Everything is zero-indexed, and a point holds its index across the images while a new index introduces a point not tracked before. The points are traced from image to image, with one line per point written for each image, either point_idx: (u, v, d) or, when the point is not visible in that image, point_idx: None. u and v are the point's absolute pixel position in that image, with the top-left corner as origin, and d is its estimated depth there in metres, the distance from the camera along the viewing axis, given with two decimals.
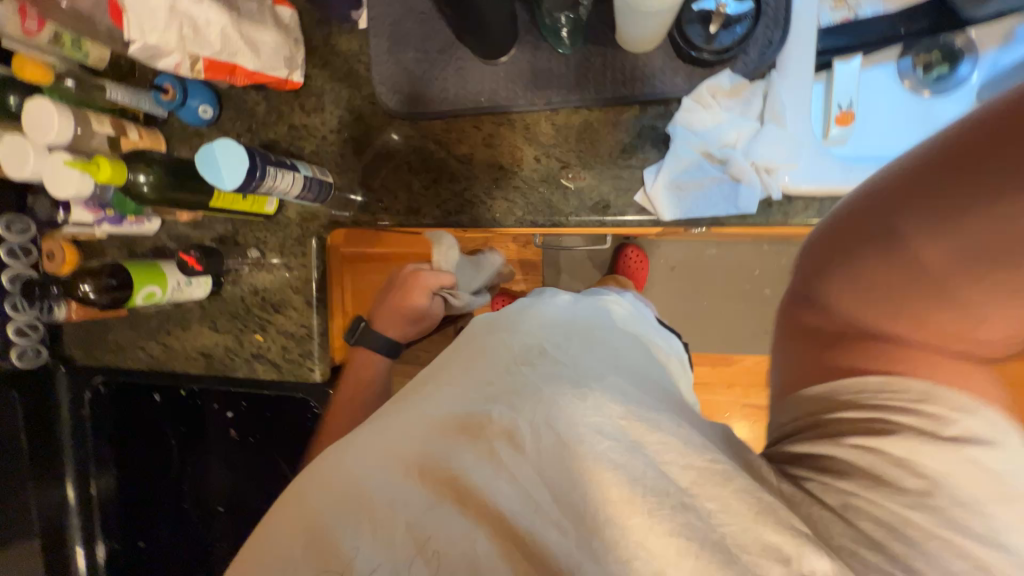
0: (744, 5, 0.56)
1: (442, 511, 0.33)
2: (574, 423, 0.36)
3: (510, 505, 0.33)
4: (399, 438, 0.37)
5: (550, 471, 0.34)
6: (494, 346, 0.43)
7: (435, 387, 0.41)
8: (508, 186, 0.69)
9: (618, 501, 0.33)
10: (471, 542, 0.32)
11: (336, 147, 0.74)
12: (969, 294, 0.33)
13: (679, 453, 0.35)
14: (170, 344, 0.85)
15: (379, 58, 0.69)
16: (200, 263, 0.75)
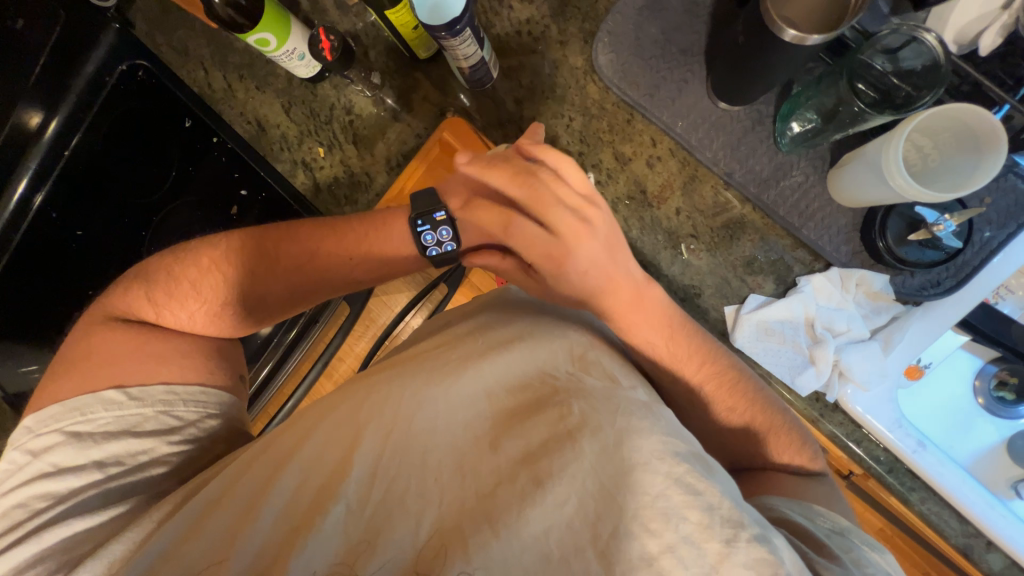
0: (951, 240, 0.56)
1: (516, 482, 0.38)
2: (652, 453, 0.39)
3: (591, 502, 0.37)
4: (464, 407, 0.43)
5: (631, 479, 0.38)
6: (557, 342, 0.48)
7: (500, 367, 0.45)
8: (635, 211, 0.65)
9: (698, 525, 0.36)
10: (560, 511, 0.37)
11: (522, 50, 0.68)
12: (701, 410, 0.56)
13: (728, 491, 0.39)
14: (235, 91, 0.78)
15: (622, 10, 0.64)
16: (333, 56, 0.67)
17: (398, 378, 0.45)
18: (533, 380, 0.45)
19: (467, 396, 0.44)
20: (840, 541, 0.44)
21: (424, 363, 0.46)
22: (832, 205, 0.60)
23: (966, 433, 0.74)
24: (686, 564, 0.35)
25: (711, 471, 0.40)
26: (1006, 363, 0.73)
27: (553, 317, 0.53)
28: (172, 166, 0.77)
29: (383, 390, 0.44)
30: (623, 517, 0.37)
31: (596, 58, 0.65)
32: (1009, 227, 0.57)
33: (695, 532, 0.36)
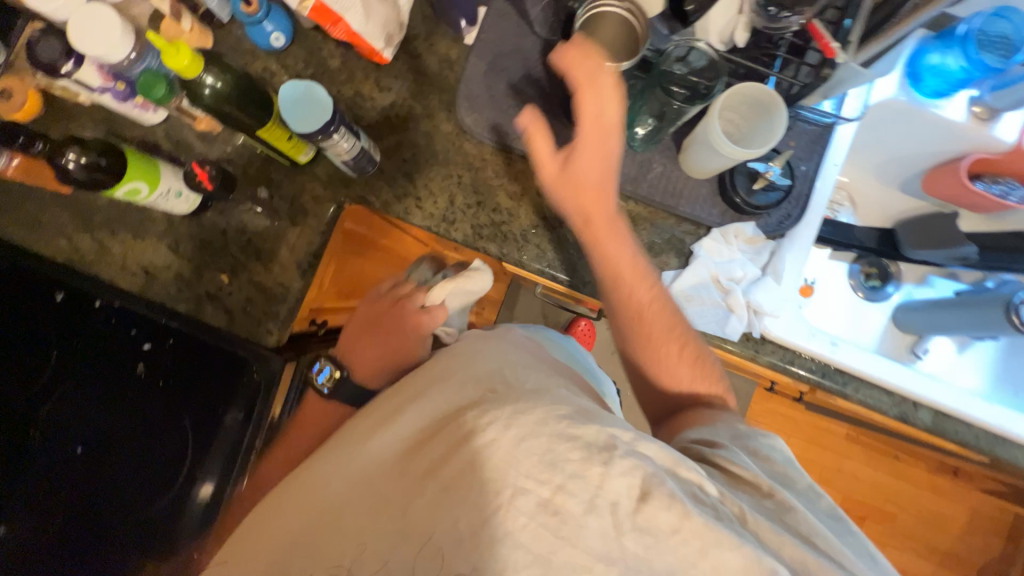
0: (784, 180, 0.70)
1: (426, 496, 0.44)
2: (535, 423, 0.42)
3: (485, 478, 0.41)
4: (382, 450, 0.51)
5: (519, 451, 0.41)
6: (463, 372, 0.53)
7: (414, 412, 0.52)
8: (544, 236, 0.73)
9: (580, 461, 0.40)
10: (460, 502, 0.41)
11: (398, 132, 0.74)
12: (665, 388, 0.61)
13: (610, 427, 0.43)
14: (108, 248, 0.73)
15: (472, 77, 0.72)
16: (211, 182, 0.66)
17: (332, 448, 0.55)
18: (440, 410, 0.50)
19: (391, 444, 0.51)
20: (734, 434, 0.52)
21: (349, 431, 0.56)
22: (691, 181, 0.72)
23: (864, 323, 0.90)
24: (572, 494, 0.39)
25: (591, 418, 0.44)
26: (864, 259, 0.92)
27: (457, 348, 0.59)
28: (53, 346, 0.71)
29: (317, 466, 0.53)
30: (516, 478, 0.40)
31: (463, 120, 0.72)
32: (814, 157, 0.71)
33: (580, 468, 0.40)
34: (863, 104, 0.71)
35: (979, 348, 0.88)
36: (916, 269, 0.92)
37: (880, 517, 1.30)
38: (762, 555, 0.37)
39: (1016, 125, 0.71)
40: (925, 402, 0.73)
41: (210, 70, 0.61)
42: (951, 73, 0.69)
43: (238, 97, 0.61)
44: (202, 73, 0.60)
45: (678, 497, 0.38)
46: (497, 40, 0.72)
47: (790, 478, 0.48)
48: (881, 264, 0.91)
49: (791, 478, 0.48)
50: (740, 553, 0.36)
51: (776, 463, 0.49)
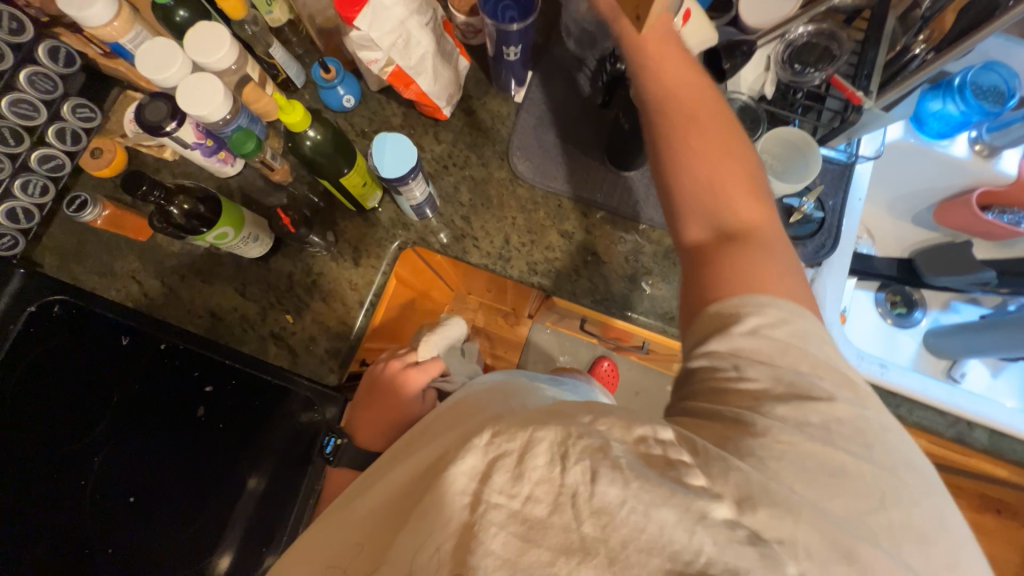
0: (816, 213, 0.75)
1: (411, 525, 0.40)
2: (507, 436, 0.38)
3: (465, 498, 0.37)
4: (388, 486, 0.51)
5: (486, 469, 0.38)
6: (474, 414, 0.53)
7: (424, 452, 0.51)
8: (595, 270, 0.77)
9: (542, 466, 0.36)
10: (435, 526, 0.38)
11: (454, 178, 0.80)
12: None
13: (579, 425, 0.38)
14: (178, 291, 0.76)
15: (523, 129, 0.80)
16: (293, 225, 0.72)
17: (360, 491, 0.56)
18: (441, 448, 0.48)
19: (404, 475, 0.50)
20: (742, 314, 0.45)
21: (372, 473, 0.57)
22: None
23: (895, 348, 0.95)
24: (536, 499, 0.35)
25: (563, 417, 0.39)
26: (888, 287, 0.97)
27: (471, 403, 0.57)
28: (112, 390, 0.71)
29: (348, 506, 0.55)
30: (486, 491, 0.37)
31: (516, 167, 0.79)
32: (839, 193, 0.77)
33: (547, 474, 0.36)
34: (877, 145, 0.79)
35: (1014, 371, 0.90)
36: (938, 296, 0.98)
37: None
38: (692, 501, 0.34)
39: (1015, 160, 0.79)
40: (979, 421, 0.75)
41: (314, 125, 0.66)
42: (952, 117, 0.78)
43: (334, 148, 0.67)
44: (308, 128, 0.65)
45: (622, 466, 0.35)
46: (545, 97, 0.81)
47: (792, 364, 0.42)
48: (903, 291, 0.97)
49: (796, 361, 0.42)
50: (675, 504, 0.33)
51: (779, 336, 0.43)
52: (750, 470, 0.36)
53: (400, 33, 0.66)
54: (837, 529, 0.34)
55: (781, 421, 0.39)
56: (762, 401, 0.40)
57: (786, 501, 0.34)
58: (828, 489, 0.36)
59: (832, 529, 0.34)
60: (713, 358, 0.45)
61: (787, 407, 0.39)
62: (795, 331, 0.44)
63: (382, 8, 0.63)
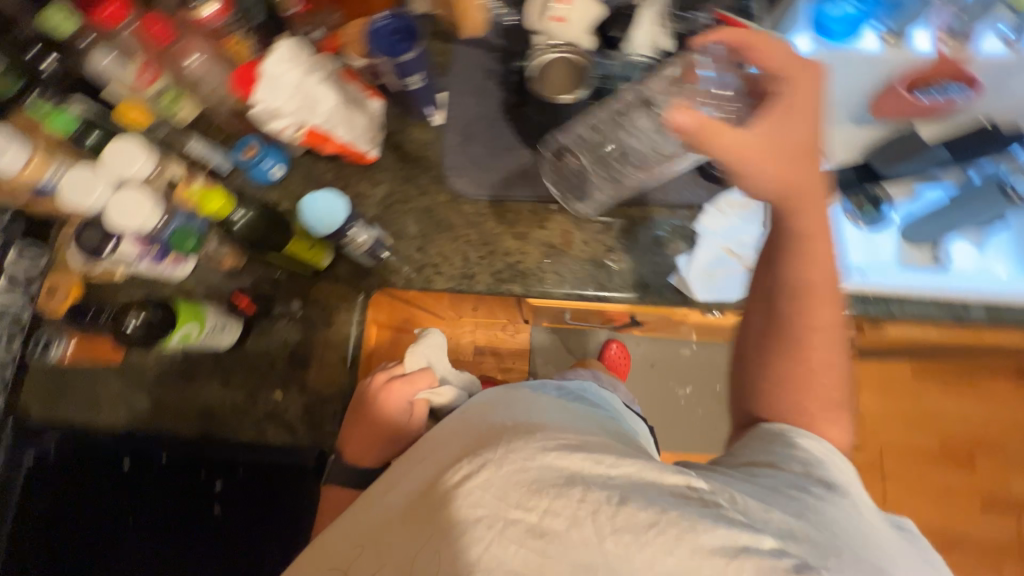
0: None
1: (425, 541, 0.43)
2: (525, 456, 0.43)
3: (483, 505, 0.42)
4: (388, 503, 0.52)
5: (506, 485, 0.42)
6: (475, 419, 0.57)
7: (425, 464, 0.53)
8: (558, 262, 0.77)
9: (562, 488, 0.41)
10: (453, 533, 0.42)
11: (398, 215, 0.81)
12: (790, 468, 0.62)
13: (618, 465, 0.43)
14: (166, 399, 0.76)
15: (451, 149, 0.82)
16: (253, 306, 0.74)
17: (364, 500, 0.56)
18: (444, 457, 0.51)
19: (404, 489, 0.52)
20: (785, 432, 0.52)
21: (367, 494, 0.57)
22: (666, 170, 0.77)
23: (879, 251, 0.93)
24: (555, 514, 0.40)
25: (582, 449, 0.44)
26: (852, 191, 0.94)
27: (472, 415, 0.58)
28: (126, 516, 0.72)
29: (339, 529, 0.55)
30: (505, 508, 0.41)
31: (455, 187, 0.80)
32: None
33: (568, 497, 0.40)
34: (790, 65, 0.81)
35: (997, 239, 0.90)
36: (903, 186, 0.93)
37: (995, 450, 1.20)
38: (730, 532, 0.38)
39: (925, 39, 0.82)
40: None
41: (239, 205, 0.67)
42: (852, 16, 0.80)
43: (267, 222, 0.68)
44: (234, 210, 0.67)
45: (656, 500, 0.40)
46: (463, 112, 0.82)
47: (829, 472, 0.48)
48: (869, 191, 0.93)
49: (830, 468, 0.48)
50: (709, 532, 0.38)
51: (816, 450, 0.49)
52: (794, 517, 0.42)
53: (302, 95, 0.67)
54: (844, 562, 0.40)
55: (818, 496, 0.45)
56: (806, 486, 0.45)
57: (812, 538, 0.41)
58: (849, 549, 0.41)
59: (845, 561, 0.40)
60: (754, 442, 0.52)
61: (820, 489, 0.46)
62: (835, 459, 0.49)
63: (275, 78, 0.64)
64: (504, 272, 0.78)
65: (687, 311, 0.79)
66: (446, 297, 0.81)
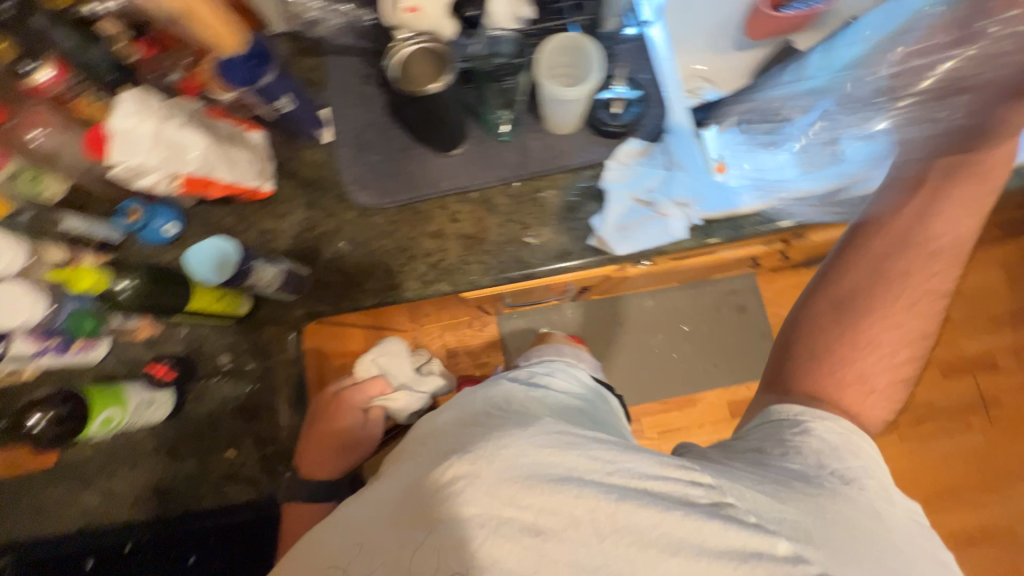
0: (634, 92, 0.77)
1: (418, 547, 0.46)
2: (522, 451, 0.47)
3: (480, 502, 0.46)
4: (377, 505, 0.53)
5: (502, 483, 0.46)
6: (456, 413, 0.59)
7: (417, 455, 0.55)
8: (479, 251, 0.77)
9: (569, 497, 0.45)
10: (450, 533, 0.45)
11: (309, 243, 0.78)
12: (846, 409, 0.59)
13: (629, 477, 0.48)
14: (113, 489, 0.72)
15: (347, 164, 0.79)
16: (173, 372, 0.71)
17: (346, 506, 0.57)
18: (429, 456, 0.53)
19: (396, 481, 0.53)
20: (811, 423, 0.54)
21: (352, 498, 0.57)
22: (561, 136, 0.78)
23: None
24: (556, 515, 0.45)
25: (581, 448, 0.49)
26: None
27: (451, 409, 0.61)
28: None
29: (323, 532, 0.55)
30: (501, 508, 0.45)
31: (360, 201, 0.78)
32: (646, 65, 0.79)
33: (575, 507, 0.45)
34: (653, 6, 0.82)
35: None
36: None
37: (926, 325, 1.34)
38: (730, 528, 0.45)
39: None
40: None
41: (116, 275, 0.59)
42: None
43: (154, 287, 0.60)
44: (112, 281, 0.59)
45: (654, 497, 0.46)
46: (350, 124, 0.80)
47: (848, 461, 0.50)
48: None
49: (851, 456, 0.51)
50: (711, 529, 0.45)
51: (837, 435, 0.52)
52: (804, 513, 0.46)
53: (164, 144, 0.63)
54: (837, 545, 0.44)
55: (832, 488, 0.48)
56: (820, 474, 0.49)
57: (812, 523, 0.45)
58: (848, 533, 0.45)
59: (841, 544, 0.44)
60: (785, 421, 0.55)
61: (835, 478, 0.49)
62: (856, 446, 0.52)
63: (127, 133, 0.61)
64: (429, 275, 0.77)
65: (618, 267, 0.80)
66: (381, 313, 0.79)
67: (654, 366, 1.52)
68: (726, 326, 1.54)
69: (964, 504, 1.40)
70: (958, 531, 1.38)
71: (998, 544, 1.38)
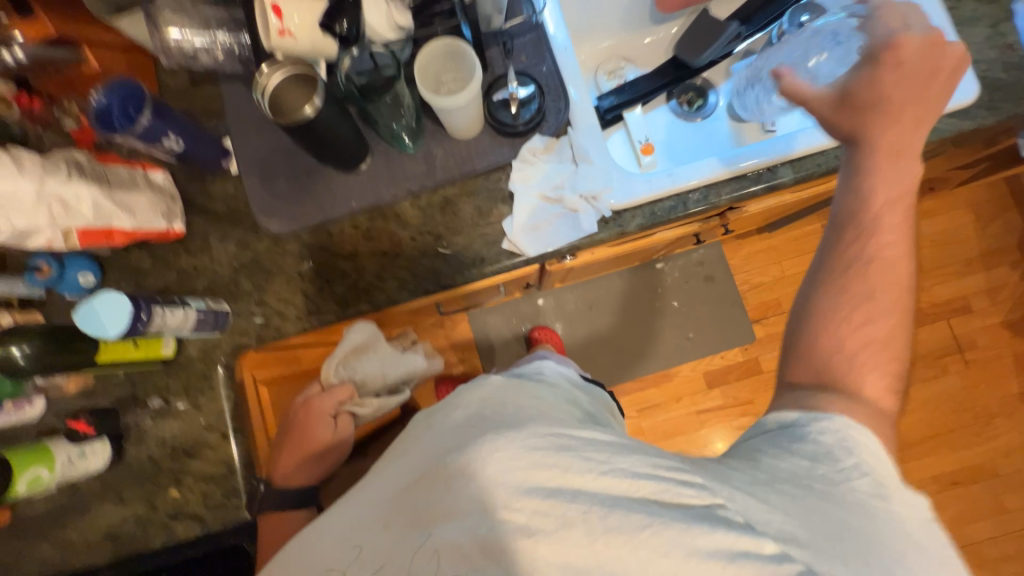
0: (531, 89, 0.75)
1: (410, 553, 0.46)
2: (508, 454, 0.45)
3: (475, 509, 0.45)
4: (370, 510, 0.52)
5: (495, 489, 0.45)
6: (449, 412, 0.55)
7: (418, 448, 0.53)
8: (395, 267, 0.76)
9: (564, 499, 0.44)
10: (446, 539, 0.45)
11: (228, 276, 0.78)
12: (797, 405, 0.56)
13: (630, 475, 0.45)
14: (67, 538, 0.74)
15: (254, 193, 0.78)
16: (94, 425, 0.72)
17: (329, 515, 0.55)
18: (426, 459, 0.51)
19: (395, 479, 0.53)
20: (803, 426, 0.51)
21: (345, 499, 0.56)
22: (465, 141, 0.76)
23: (715, 137, 0.98)
24: (550, 520, 0.43)
25: (577, 451, 0.46)
26: (676, 91, 0.99)
27: (444, 404, 0.58)
28: None
29: (309, 540, 0.54)
30: (493, 511, 0.44)
31: (272, 229, 0.77)
32: (545, 55, 0.78)
33: (571, 514, 0.43)
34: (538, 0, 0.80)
35: None
36: (720, 70, 1.00)
37: None
38: (732, 532, 0.42)
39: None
40: (777, 161, 0.76)
41: (17, 341, 0.61)
42: None
43: (62, 350, 0.63)
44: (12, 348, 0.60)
45: (651, 495, 0.44)
46: (253, 153, 0.79)
47: (840, 457, 0.48)
48: (690, 86, 0.99)
49: (848, 454, 0.48)
50: (711, 529, 0.42)
51: (829, 436, 0.49)
52: (798, 519, 0.43)
53: (49, 202, 0.62)
54: (833, 545, 0.42)
55: (832, 483, 0.46)
56: (815, 474, 0.47)
57: (814, 526, 0.43)
58: (848, 535, 0.43)
59: (839, 544, 0.42)
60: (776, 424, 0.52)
61: (832, 478, 0.46)
62: (841, 435, 0.49)
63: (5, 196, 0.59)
64: (349, 295, 0.77)
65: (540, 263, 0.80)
66: (312, 335, 0.81)
67: (627, 346, 1.52)
68: (695, 299, 1.53)
69: (943, 446, 1.41)
70: (935, 474, 1.40)
71: (976, 483, 1.40)
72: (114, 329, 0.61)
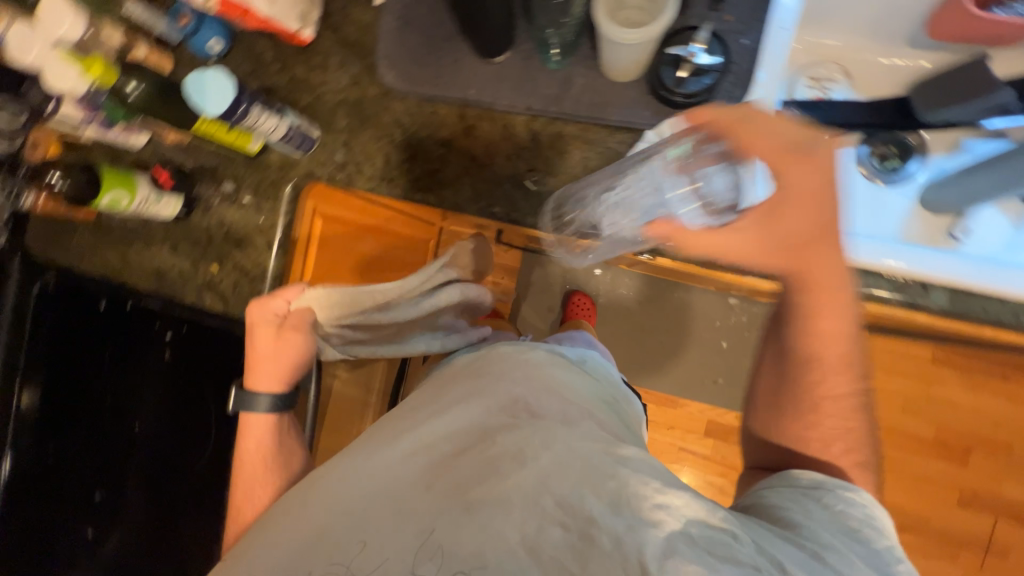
0: (716, 59, 0.62)
1: (446, 521, 0.41)
2: (571, 452, 0.44)
3: (526, 502, 0.41)
4: (394, 471, 0.47)
5: (551, 479, 0.42)
6: (486, 386, 0.53)
7: (450, 417, 0.51)
8: (477, 175, 0.76)
9: (619, 508, 0.40)
10: (491, 525, 0.40)
11: (330, 105, 0.78)
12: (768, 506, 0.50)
13: (681, 511, 0.40)
14: (129, 258, 0.85)
15: (386, 35, 0.74)
16: (173, 181, 0.78)
17: (348, 454, 0.52)
18: (466, 433, 0.48)
19: (427, 444, 0.49)
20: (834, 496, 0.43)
21: (366, 440, 0.52)
22: (613, 83, 0.67)
23: (886, 213, 0.81)
24: (607, 534, 0.39)
25: (631, 464, 0.44)
26: (878, 136, 0.80)
27: (478, 367, 0.57)
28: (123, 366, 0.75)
29: (328, 472, 0.51)
30: (549, 499, 0.41)
31: (385, 80, 0.74)
32: (755, 28, 0.65)
33: (624, 529, 0.39)
34: None
35: None
36: (944, 137, 0.80)
37: (991, 450, 1.05)
38: None
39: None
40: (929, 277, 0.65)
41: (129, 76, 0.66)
42: None
43: (160, 99, 0.67)
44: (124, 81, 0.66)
45: (713, 542, 0.38)
46: None
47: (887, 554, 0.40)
48: (897, 138, 0.80)
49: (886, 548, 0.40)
50: None
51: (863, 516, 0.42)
52: None
53: None
54: None
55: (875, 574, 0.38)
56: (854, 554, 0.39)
57: None
58: None
59: None
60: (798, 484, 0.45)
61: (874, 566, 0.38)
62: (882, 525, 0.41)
63: None
64: (422, 181, 0.77)
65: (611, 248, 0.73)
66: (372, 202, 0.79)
67: None
68: None
69: None
70: None
71: None
72: (215, 106, 0.65)
